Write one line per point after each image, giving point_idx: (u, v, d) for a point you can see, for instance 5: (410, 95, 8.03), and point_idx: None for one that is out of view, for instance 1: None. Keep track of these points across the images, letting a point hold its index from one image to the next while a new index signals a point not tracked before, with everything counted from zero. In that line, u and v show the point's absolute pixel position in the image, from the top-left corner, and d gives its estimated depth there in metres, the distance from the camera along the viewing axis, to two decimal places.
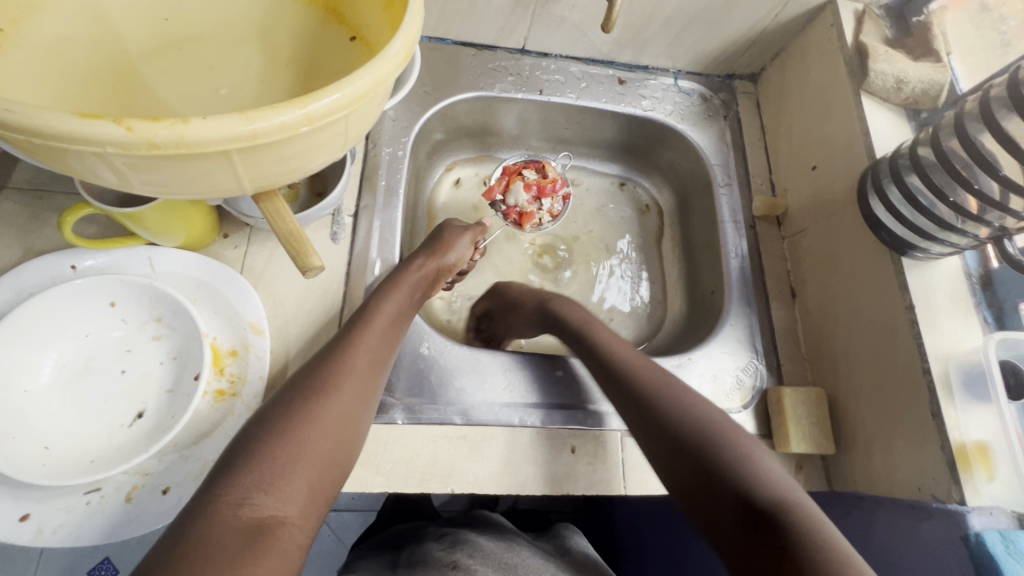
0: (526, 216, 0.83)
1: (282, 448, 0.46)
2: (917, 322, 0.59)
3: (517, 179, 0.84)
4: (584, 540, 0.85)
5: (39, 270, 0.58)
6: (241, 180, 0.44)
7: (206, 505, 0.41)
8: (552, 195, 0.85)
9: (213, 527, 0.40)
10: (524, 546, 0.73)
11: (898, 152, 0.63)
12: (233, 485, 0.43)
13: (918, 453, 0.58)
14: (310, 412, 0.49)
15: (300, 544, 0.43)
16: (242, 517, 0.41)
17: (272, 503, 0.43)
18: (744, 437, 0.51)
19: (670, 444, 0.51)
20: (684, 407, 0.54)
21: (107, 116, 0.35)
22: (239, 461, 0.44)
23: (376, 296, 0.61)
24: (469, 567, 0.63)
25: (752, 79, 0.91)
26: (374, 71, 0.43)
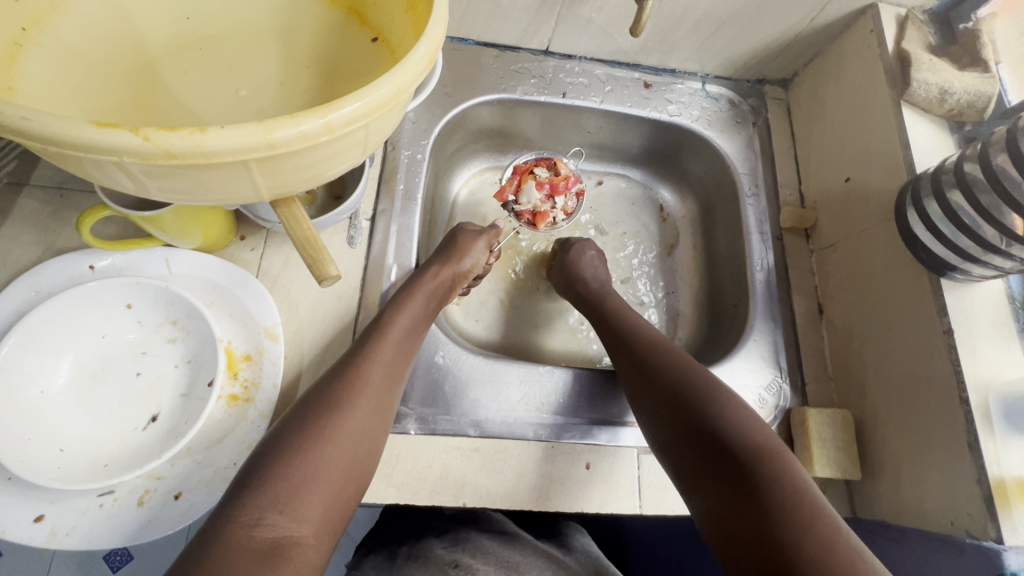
0: (539, 216, 0.82)
1: (297, 465, 0.45)
2: (956, 348, 0.56)
3: (529, 177, 0.82)
4: (590, 540, 0.82)
5: (57, 270, 0.58)
6: (259, 188, 0.43)
7: (221, 524, 0.41)
8: (566, 193, 0.83)
9: (227, 548, 0.39)
10: (523, 540, 0.72)
11: (941, 168, 0.60)
12: (249, 505, 0.42)
13: (952, 485, 0.55)
14: (324, 428, 0.48)
15: (314, 564, 0.42)
16: (257, 538, 0.41)
17: (287, 523, 0.42)
18: (726, 388, 0.56)
19: (667, 401, 0.56)
20: (678, 364, 0.59)
21: (124, 125, 0.34)
22: (253, 478, 0.44)
23: (391, 306, 0.60)
24: (470, 567, 0.63)
25: (783, 84, 0.88)
26: (397, 78, 0.41)
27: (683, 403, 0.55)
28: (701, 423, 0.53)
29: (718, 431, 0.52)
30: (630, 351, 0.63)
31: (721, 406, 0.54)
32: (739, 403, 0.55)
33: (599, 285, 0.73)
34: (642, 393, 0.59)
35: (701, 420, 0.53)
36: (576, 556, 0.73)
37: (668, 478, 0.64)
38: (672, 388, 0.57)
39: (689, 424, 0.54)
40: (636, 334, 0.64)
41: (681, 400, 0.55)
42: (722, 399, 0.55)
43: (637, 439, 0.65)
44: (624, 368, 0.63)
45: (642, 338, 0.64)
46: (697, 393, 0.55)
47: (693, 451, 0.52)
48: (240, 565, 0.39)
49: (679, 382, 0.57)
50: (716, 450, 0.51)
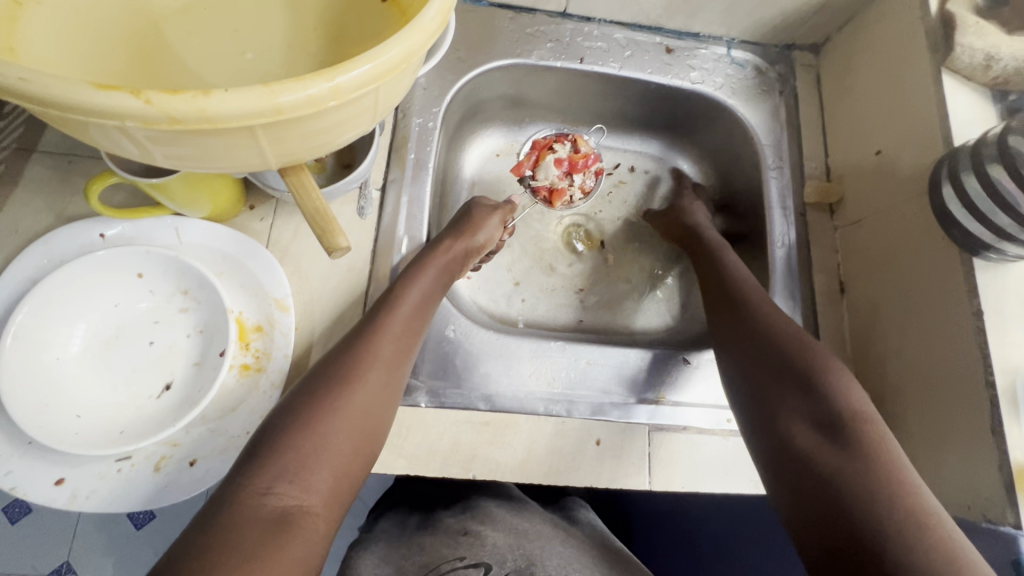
0: (556, 194, 0.81)
1: (308, 437, 0.45)
2: (984, 330, 0.54)
3: (547, 153, 0.81)
4: (592, 514, 0.82)
5: (67, 238, 0.57)
6: (266, 156, 0.42)
7: (233, 492, 0.41)
8: (585, 170, 0.81)
9: (240, 515, 0.40)
10: (532, 511, 0.72)
11: (983, 140, 0.56)
12: (259, 474, 0.42)
13: (971, 468, 0.54)
14: (335, 401, 0.48)
15: (324, 534, 0.43)
16: (267, 507, 0.41)
17: (297, 493, 0.43)
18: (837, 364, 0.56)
19: (765, 365, 0.58)
20: (786, 331, 0.59)
21: (124, 87, 0.33)
22: (264, 448, 0.44)
23: (402, 281, 0.59)
24: (480, 533, 0.63)
25: (814, 49, 0.83)
26: (407, 39, 0.39)
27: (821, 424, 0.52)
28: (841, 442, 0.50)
29: (853, 434, 0.50)
30: (740, 312, 0.63)
31: (827, 376, 0.55)
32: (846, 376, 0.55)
33: (711, 235, 0.74)
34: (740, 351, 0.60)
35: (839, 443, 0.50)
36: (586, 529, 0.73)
37: (678, 455, 0.63)
38: (770, 352, 0.58)
39: (823, 441, 0.51)
40: (778, 335, 0.59)
41: (777, 363, 0.57)
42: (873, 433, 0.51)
43: (648, 416, 0.65)
44: (727, 325, 0.64)
45: (755, 298, 0.64)
46: (847, 417, 0.52)
47: (811, 452, 0.51)
48: (252, 533, 0.39)
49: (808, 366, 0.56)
50: (849, 469, 0.48)
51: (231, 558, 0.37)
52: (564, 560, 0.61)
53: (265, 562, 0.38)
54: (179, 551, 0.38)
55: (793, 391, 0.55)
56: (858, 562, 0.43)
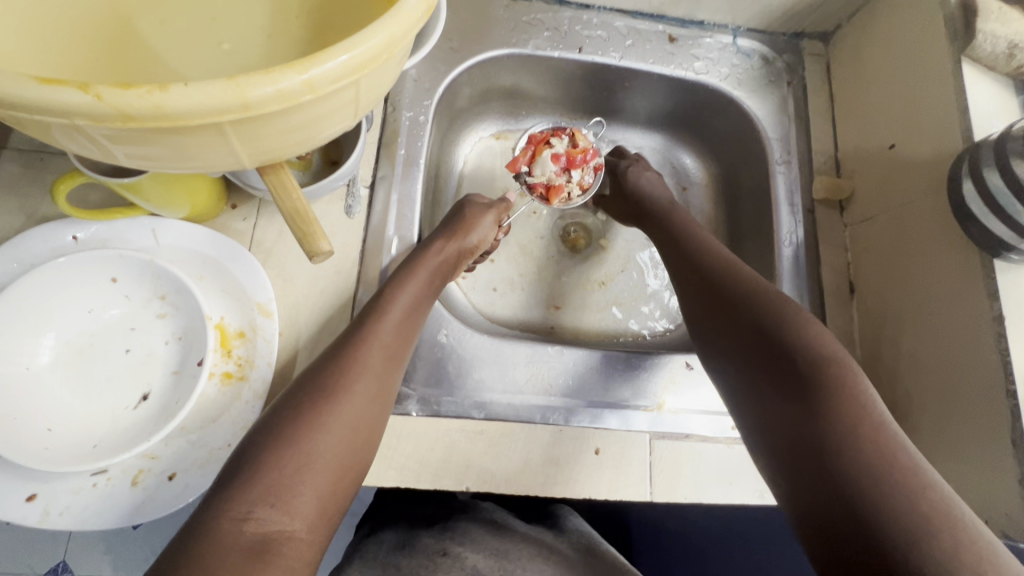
0: (554, 190, 0.76)
1: (291, 456, 0.42)
2: (1006, 336, 0.51)
3: (544, 147, 0.75)
4: (581, 519, 0.80)
5: (38, 241, 0.54)
6: (239, 156, 0.38)
7: (209, 518, 0.39)
8: (583, 166, 0.77)
9: (215, 544, 0.37)
10: (513, 525, 0.71)
11: (1008, 134, 0.53)
12: (239, 498, 0.40)
13: (990, 481, 0.51)
14: (319, 416, 0.45)
15: (307, 560, 0.40)
16: (247, 534, 0.38)
17: (279, 518, 0.40)
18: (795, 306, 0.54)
19: (725, 321, 0.56)
20: (740, 282, 0.57)
21: (73, 82, 0.30)
22: (245, 469, 0.41)
23: (392, 284, 0.56)
24: (459, 555, 0.63)
25: (824, 37, 0.79)
26: (389, 26, 0.36)
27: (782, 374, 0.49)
28: (805, 382, 0.48)
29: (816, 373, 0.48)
30: (695, 270, 0.62)
31: (786, 319, 0.52)
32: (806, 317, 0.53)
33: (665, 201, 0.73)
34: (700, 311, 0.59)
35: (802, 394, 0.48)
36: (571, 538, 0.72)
37: (680, 465, 0.61)
38: (727, 308, 0.56)
39: (789, 386, 0.49)
40: (736, 285, 0.57)
41: (736, 316, 0.55)
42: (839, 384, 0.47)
43: (649, 424, 0.62)
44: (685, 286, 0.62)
45: (708, 254, 0.62)
46: (810, 357, 0.49)
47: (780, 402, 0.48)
48: (229, 563, 0.37)
49: (764, 312, 0.54)
50: (816, 413, 0.46)
51: None
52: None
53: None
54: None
55: (757, 340, 0.52)
56: (834, 512, 0.41)
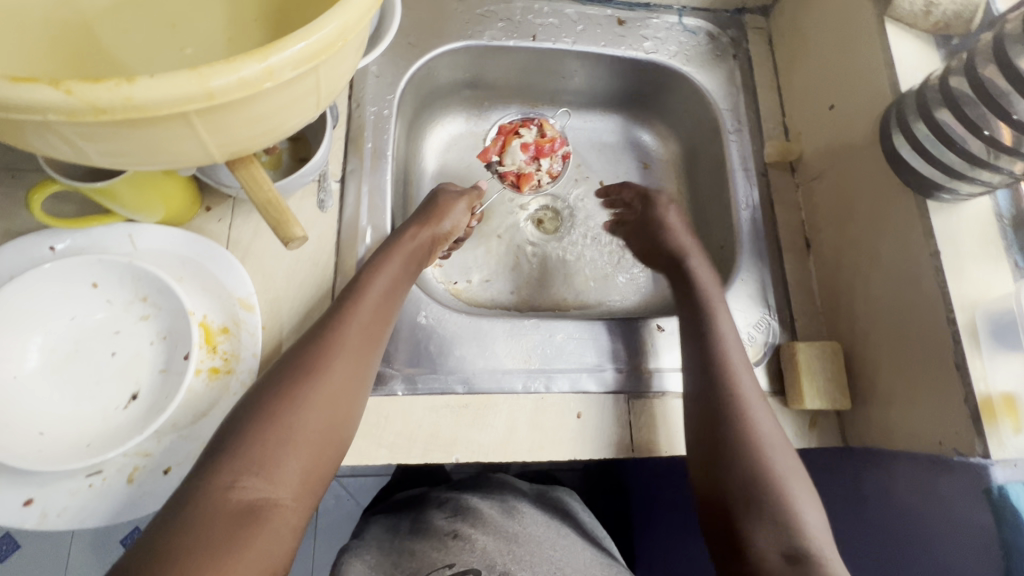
0: (524, 177, 0.80)
1: (274, 429, 0.45)
2: (942, 270, 0.55)
3: (513, 137, 0.81)
4: (582, 507, 0.84)
5: (16, 253, 0.55)
6: (208, 148, 0.40)
7: (197, 488, 0.41)
8: (551, 155, 0.81)
9: (203, 511, 0.40)
10: (523, 511, 0.71)
11: (927, 84, 0.57)
12: (224, 469, 0.42)
13: (939, 407, 0.55)
14: (299, 392, 0.47)
15: (294, 525, 0.43)
16: (232, 500, 0.41)
17: (263, 485, 0.42)
18: (796, 475, 0.51)
19: (722, 471, 0.52)
20: (750, 428, 0.54)
21: (43, 79, 0.31)
22: (230, 442, 0.44)
23: (367, 270, 0.58)
24: (470, 536, 0.62)
25: (763, 12, 0.84)
26: (341, 15, 0.38)
27: (744, 467, 0.52)
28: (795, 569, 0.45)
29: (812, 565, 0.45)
30: (709, 390, 0.57)
31: (786, 493, 0.50)
32: (805, 491, 0.51)
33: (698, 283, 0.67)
34: (701, 443, 0.55)
35: (760, 499, 0.50)
36: (578, 531, 0.73)
37: (658, 419, 0.64)
38: (731, 452, 0.53)
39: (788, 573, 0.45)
40: (743, 430, 0.54)
41: (735, 469, 0.52)
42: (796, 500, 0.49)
43: (628, 386, 0.65)
44: (693, 405, 0.58)
45: (725, 369, 0.58)
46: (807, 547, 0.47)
47: None
48: (216, 528, 0.39)
49: (766, 476, 0.51)
50: None
51: (191, 557, 0.37)
52: (552, 568, 0.60)
53: (231, 556, 0.39)
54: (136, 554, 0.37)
55: (753, 508, 0.50)
56: None
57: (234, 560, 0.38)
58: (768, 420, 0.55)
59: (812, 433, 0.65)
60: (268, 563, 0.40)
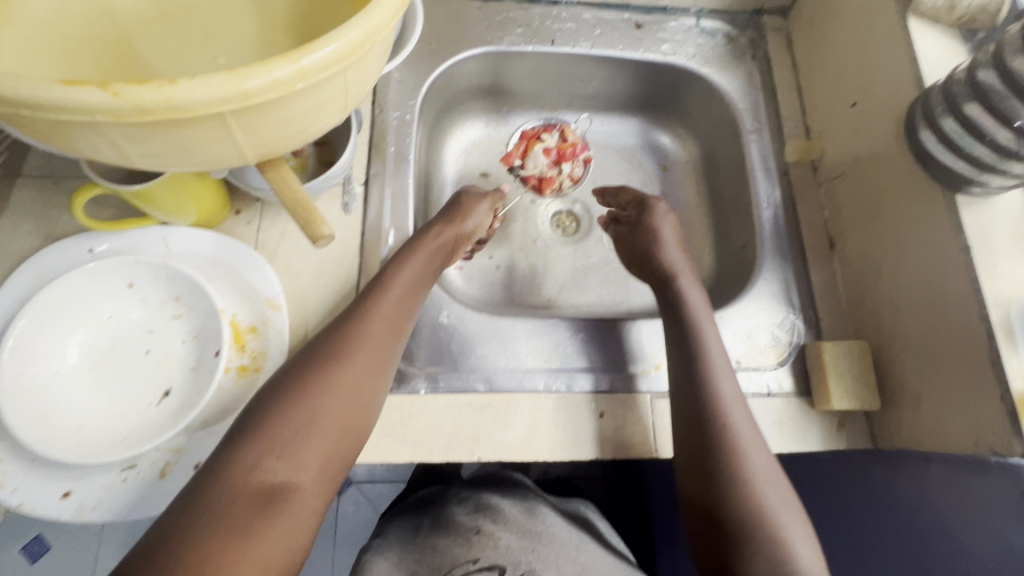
0: (546, 181, 0.83)
1: (296, 415, 0.45)
2: (974, 265, 0.54)
3: (536, 142, 0.84)
4: (599, 516, 0.83)
5: (59, 256, 0.58)
6: (241, 148, 0.42)
7: (221, 468, 0.43)
8: (572, 159, 0.84)
9: (226, 491, 0.41)
10: (544, 510, 0.70)
11: (952, 77, 0.56)
12: (245, 451, 0.43)
13: (975, 406, 0.53)
14: (323, 379, 0.48)
15: (312, 510, 0.44)
16: (253, 481, 0.42)
17: (283, 469, 0.43)
18: (788, 510, 0.50)
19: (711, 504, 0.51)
20: (740, 458, 0.52)
21: (92, 82, 0.33)
22: (253, 425, 0.45)
23: (393, 264, 0.59)
24: (492, 534, 0.64)
25: (782, 12, 0.84)
26: (370, 18, 0.39)
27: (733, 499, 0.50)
28: None
29: None
30: (697, 424, 0.55)
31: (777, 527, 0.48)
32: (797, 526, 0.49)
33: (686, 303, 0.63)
34: (691, 471, 0.53)
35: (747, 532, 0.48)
36: (597, 537, 0.72)
37: None
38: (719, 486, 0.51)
39: None
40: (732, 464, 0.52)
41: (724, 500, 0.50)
42: (782, 519, 0.49)
43: (649, 385, 0.65)
44: (683, 439, 0.55)
45: (712, 399, 0.56)
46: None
47: None
48: (237, 508, 0.40)
49: (757, 507, 0.49)
50: None
51: (214, 536, 0.39)
52: (575, 568, 0.61)
53: (249, 539, 0.40)
54: (164, 533, 0.39)
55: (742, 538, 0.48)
56: None
57: (252, 541, 0.40)
58: (761, 449, 0.53)
59: (840, 435, 0.64)
60: (286, 546, 0.41)
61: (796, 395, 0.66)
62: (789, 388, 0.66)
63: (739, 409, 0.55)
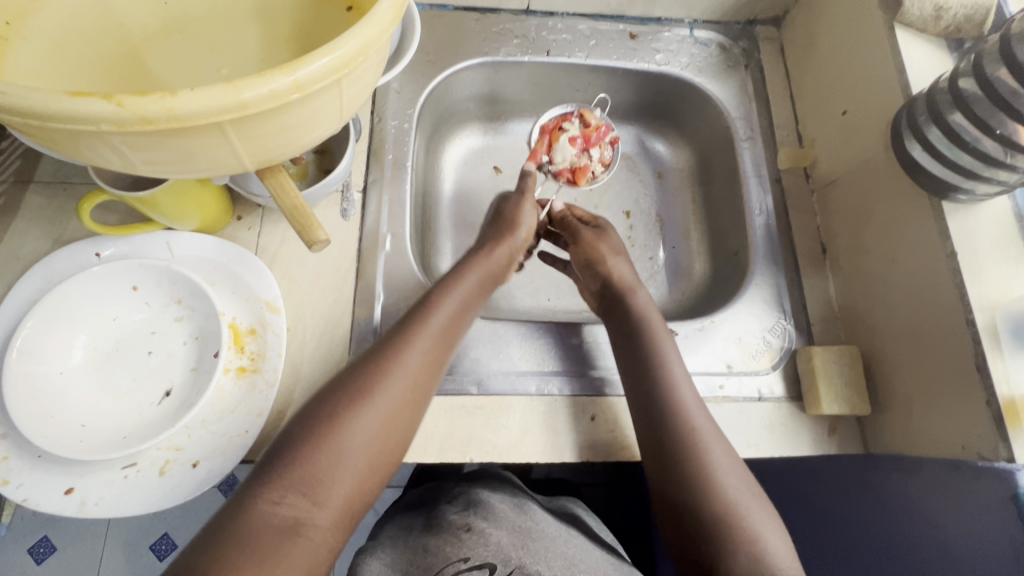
0: (579, 172, 0.80)
1: (326, 452, 0.47)
2: (960, 271, 0.55)
3: (560, 133, 0.78)
4: (590, 514, 0.84)
5: (67, 259, 0.60)
6: (240, 156, 0.44)
7: (249, 499, 0.44)
8: (599, 143, 0.81)
9: (253, 523, 0.42)
10: (533, 508, 0.71)
11: (936, 87, 0.57)
12: (274, 485, 0.44)
13: (962, 411, 0.54)
14: (355, 416, 0.49)
15: (329, 549, 0.45)
16: (278, 516, 0.43)
17: (307, 507, 0.44)
18: (753, 503, 0.52)
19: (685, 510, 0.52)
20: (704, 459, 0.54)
21: (97, 94, 0.35)
22: (284, 459, 0.46)
23: (437, 295, 0.60)
24: (483, 531, 0.63)
25: (775, 23, 0.85)
26: (363, 32, 0.41)
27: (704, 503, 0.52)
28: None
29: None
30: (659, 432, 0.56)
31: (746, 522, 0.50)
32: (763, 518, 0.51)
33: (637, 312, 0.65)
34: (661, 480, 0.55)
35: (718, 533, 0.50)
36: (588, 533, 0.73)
37: None
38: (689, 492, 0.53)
39: None
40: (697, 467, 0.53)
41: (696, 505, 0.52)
42: (751, 518, 0.51)
43: None
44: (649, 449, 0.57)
45: (671, 404, 0.57)
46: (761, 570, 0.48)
47: None
48: (260, 542, 0.41)
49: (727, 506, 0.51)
50: None
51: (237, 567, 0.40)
52: (566, 563, 0.61)
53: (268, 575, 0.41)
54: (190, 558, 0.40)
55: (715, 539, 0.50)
56: None
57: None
58: (722, 447, 0.55)
59: (831, 439, 0.64)
60: None
61: (787, 400, 0.66)
62: (781, 393, 0.67)
63: (697, 406, 0.58)
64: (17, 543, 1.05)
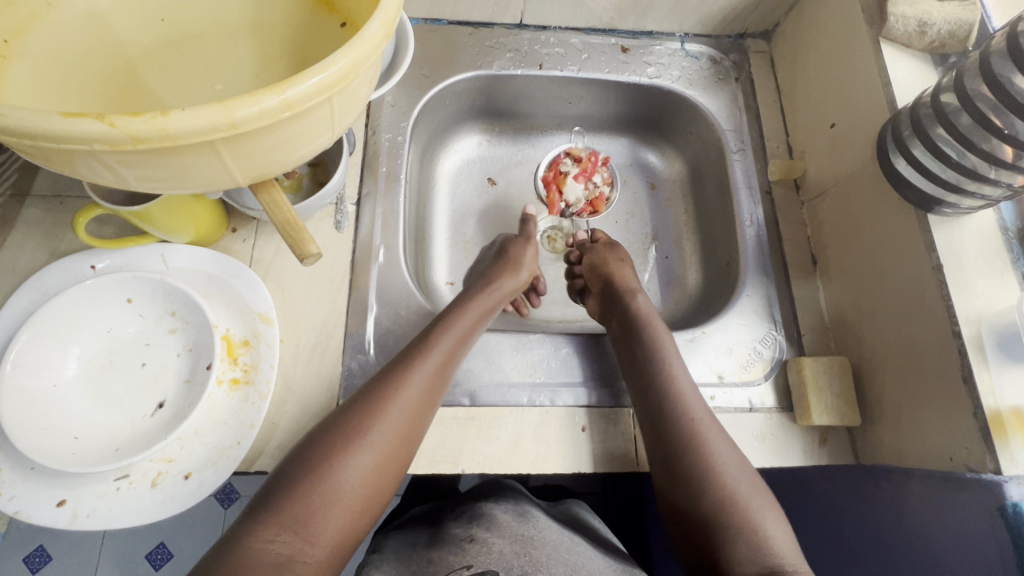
0: (597, 201, 0.85)
1: (318, 489, 0.47)
2: (946, 283, 0.55)
3: (563, 178, 0.85)
4: (596, 517, 0.84)
5: (62, 272, 0.61)
6: (232, 172, 0.44)
7: (241, 539, 0.44)
8: (597, 168, 0.86)
9: (244, 558, 0.42)
10: (537, 517, 0.71)
11: (920, 102, 0.58)
12: (267, 522, 0.45)
13: (949, 422, 0.54)
14: (348, 452, 0.49)
15: None
16: (271, 553, 0.43)
17: (297, 544, 0.45)
18: (753, 493, 0.53)
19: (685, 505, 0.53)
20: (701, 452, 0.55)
21: (90, 114, 0.36)
22: (278, 495, 0.47)
23: (437, 329, 0.61)
24: (485, 541, 0.63)
25: (765, 36, 0.86)
26: (353, 51, 0.42)
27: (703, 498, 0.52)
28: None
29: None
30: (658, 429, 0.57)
31: (745, 513, 0.51)
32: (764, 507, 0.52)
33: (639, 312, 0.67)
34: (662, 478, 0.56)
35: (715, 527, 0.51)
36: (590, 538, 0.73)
37: None
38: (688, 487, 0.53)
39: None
40: (694, 463, 0.54)
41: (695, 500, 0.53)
42: (752, 506, 0.51)
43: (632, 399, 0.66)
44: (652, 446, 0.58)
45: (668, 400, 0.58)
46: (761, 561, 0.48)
47: None
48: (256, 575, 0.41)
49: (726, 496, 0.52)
50: None
51: None
52: (569, 569, 0.61)
53: None
54: None
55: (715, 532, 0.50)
56: None
57: None
58: (721, 441, 0.56)
59: (822, 449, 0.65)
60: None
61: (778, 411, 0.66)
62: (772, 403, 0.67)
63: (697, 402, 0.59)
64: (12, 554, 1.05)
